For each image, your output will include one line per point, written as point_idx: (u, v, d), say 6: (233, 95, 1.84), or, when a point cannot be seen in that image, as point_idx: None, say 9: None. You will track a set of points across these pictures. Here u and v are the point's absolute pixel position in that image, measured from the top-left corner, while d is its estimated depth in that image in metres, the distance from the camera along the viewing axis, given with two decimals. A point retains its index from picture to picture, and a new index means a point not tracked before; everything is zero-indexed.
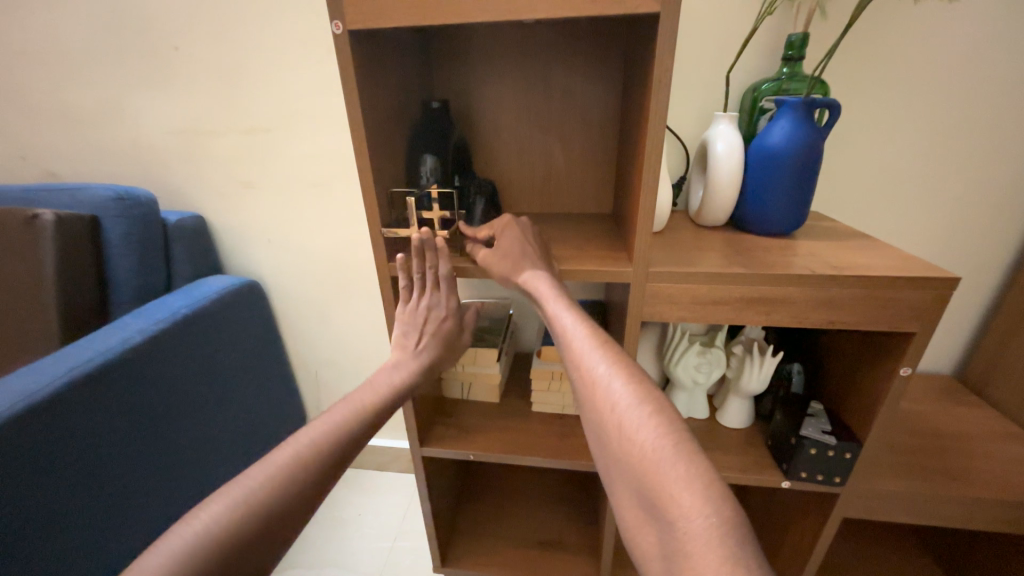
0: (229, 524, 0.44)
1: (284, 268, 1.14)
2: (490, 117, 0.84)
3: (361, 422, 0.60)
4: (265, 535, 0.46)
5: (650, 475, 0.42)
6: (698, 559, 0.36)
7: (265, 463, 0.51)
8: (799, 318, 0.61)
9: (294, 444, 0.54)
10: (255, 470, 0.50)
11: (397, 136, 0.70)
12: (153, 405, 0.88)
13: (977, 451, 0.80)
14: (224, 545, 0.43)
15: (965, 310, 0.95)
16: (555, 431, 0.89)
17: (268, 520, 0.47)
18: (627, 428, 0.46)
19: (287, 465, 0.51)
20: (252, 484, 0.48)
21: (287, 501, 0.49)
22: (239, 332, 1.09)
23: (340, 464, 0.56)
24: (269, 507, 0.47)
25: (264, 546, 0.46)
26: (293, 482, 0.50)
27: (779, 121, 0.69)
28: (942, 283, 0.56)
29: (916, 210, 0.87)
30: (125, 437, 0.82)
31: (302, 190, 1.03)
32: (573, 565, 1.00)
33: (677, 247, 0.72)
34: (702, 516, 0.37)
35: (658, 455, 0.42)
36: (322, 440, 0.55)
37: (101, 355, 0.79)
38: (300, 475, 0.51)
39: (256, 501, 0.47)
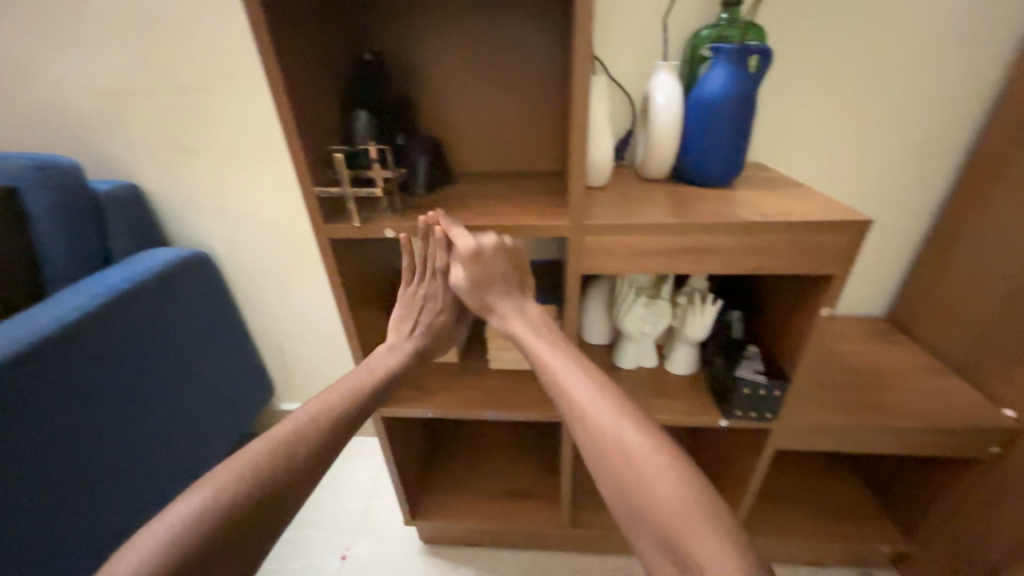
0: (233, 499, 0.45)
1: (233, 238, 1.10)
2: (430, 70, 0.81)
3: (357, 399, 0.61)
4: (270, 511, 0.47)
5: (654, 479, 0.45)
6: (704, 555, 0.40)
7: (265, 438, 0.52)
8: (729, 265, 0.64)
9: (292, 420, 0.54)
10: (256, 445, 0.51)
11: (326, 91, 0.66)
12: (100, 382, 0.86)
13: (897, 384, 0.87)
14: (229, 513, 0.45)
15: (897, 255, 1.00)
16: (511, 387, 0.92)
17: (269, 493, 0.48)
18: (636, 437, 0.49)
19: (289, 439, 0.52)
20: (252, 458, 0.49)
21: (290, 476, 0.50)
22: (189, 305, 1.06)
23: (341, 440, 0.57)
24: (271, 482, 0.48)
25: (269, 522, 0.47)
26: (296, 458, 0.51)
27: (715, 70, 0.69)
28: (858, 227, 0.59)
29: (854, 160, 0.90)
30: (72, 414, 0.81)
31: (243, 154, 0.99)
32: (536, 510, 1.07)
33: (618, 201, 0.73)
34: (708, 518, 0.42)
35: (669, 465, 0.46)
36: (321, 415, 0.56)
37: (35, 333, 0.77)
38: (302, 451, 0.52)
39: (257, 475, 0.48)
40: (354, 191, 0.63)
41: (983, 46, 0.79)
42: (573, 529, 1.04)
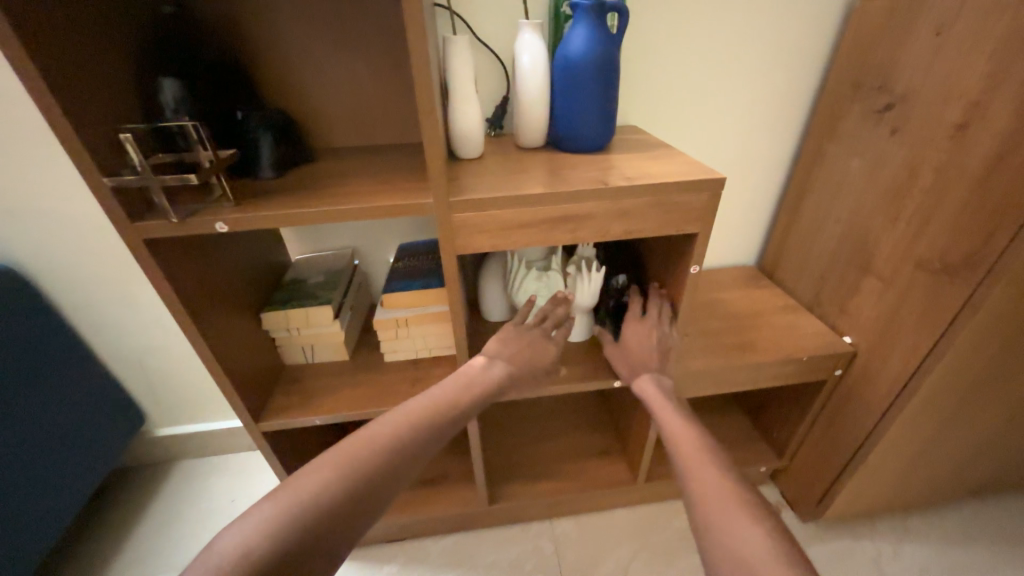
0: (286, 523, 0.44)
1: (45, 246, 0.89)
2: (261, 28, 0.68)
3: (432, 421, 0.59)
4: (328, 537, 0.46)
5: (723, 491, 0.51)
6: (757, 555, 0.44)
7: (331, 459, 0.51)
8: (602, 232, 0.63)
9: (355, 440, 0.54)
10: (316, 465, 0.50)
11: (110, 55, 0.53)
12: None
13: (764, 325, 0.96)
14: (288, 528, 0.44)
15: (760, 208, 1.09)
16: (410, 377, 0.87)
17: (329, 521, 0.47)
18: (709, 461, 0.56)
19: (358, 451, 0.52)
20: (316, 481, 0.48)
21: (347, 500, 0.48)
22: (5, 330, 0.84)
23: (412, 464, 0.55)
24: (331, 505, 0.47)
25: (330, 549, 0.46)
26: (355, 481, 0.50)
27: (576, 29, 0.66)
28: (714, 184, 0.61)
29: (718, 120, 0.95)
30: None
31: (33, 140, 0.79)
32: (456, 493, 1.05)
33: (492, 173, 0.69)
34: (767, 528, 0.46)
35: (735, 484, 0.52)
36: (393, 436, 0.55)
37: None
38: (360, 474, 0.51)
39: (315, 499, 0.47)
40: (163, 179, 0.51)
41: (814, 8, 0.85)
42: (493, 506, 1.04)
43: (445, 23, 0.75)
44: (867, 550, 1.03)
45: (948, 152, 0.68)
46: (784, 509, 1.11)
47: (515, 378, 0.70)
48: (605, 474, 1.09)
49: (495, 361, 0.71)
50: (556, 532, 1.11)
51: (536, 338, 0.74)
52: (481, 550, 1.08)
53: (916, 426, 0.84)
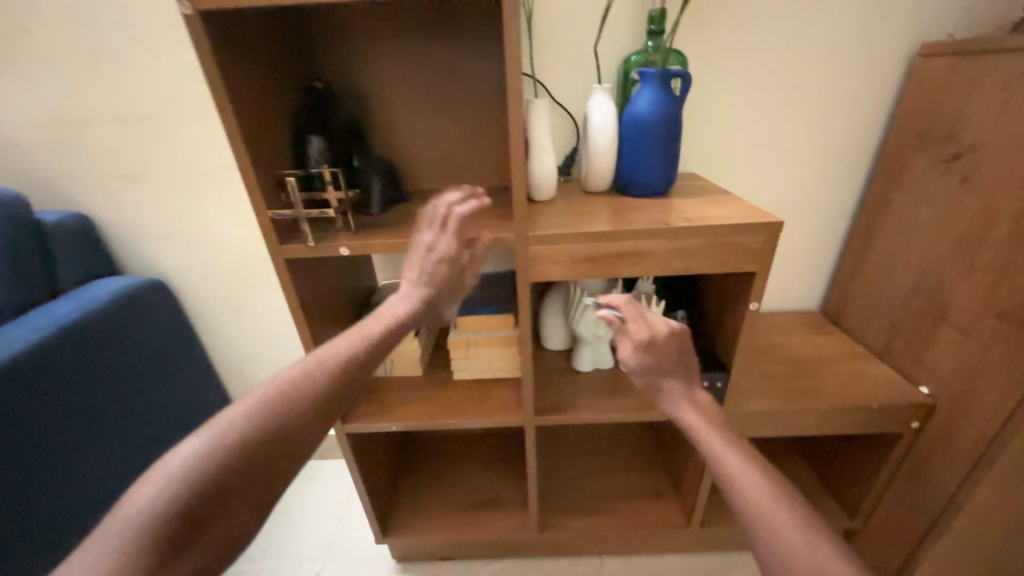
0: (203, 467, 0.43)
1: (188, 264, 1.09)
2: (381, 95, 0.84)
3: (349, 363, 0.57)
4: (248, 478, 0.45)
5: (770, 493, 0.50)
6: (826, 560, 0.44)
7: (240, 407, 0.48)
8: (663, 268, 0.69)
9: (266, 387, 0.51)
10: (226, 415, 0.47)
11: (278, 120, 0.69)
12: (46, 418, 0.82)
13: (829, 370, 0.94)
14: (198, 481, 0.42)
15: (822, 253, 1.10)
16: (475, 395, 0.94)
17: (242, 468, 0.45)
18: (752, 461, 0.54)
19: (268, 399, 0.49)
20: (228, 427, 0.46)
21: (266, 443, 0.47)
22: (145, 334, 1.04)
23: (334, 405, 0.54)
24: (246, 449, 0.45)
25: (254, 490, 0.45)
26: (271, 427, 0.48)
27: (643, 91, 0.76)
28: (771, 228, 0.66)
29: (778, 169, 0.99)
30: (15, 453, 0.77)
31: (196, 180, 0.99)
32: (507, 517, 1.08)
33: (563, 213, 0.78)
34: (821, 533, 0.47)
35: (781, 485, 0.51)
36: (311, 378, 0.53)
37: None
38: (279, 419, 0.49)
39: (228, 444, 0.45)
40: (307, 212, 0.66)
41: (874, 67, 0.90)
42: (543, 534, 1.05)
43: (527, 88, 0.88)
44: None
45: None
46: None
47: (425, 312, 0.67)
48: (657, 515, 1.07)
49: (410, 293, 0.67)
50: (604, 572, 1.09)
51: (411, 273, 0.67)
52: None
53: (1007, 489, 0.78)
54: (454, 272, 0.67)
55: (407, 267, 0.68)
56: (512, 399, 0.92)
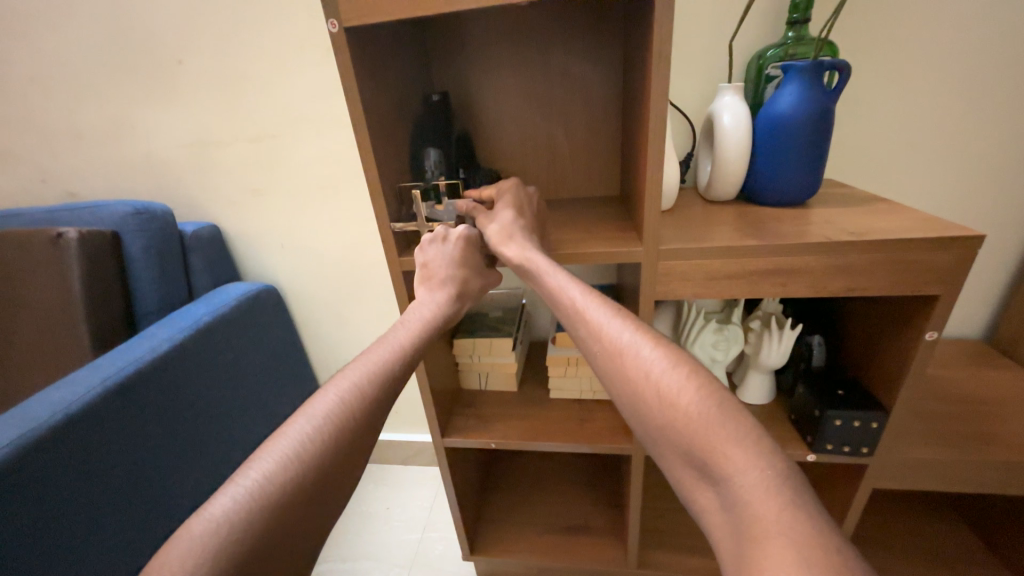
0: (234, 536, 0.38)
1: (299, 272, 1.16)
2: (491, 104, 0.83)
3: (387, 378, 0.54)
4: (288, 538, 0.41)
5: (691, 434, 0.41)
6: (760, 513, 0.34)
7: (268, 460, 0.43)
8: (816, 288, 0.60)
9: (295, 432, 0.46)
10: (253, 469, 0.42)
11: (400, 132, 0.70)
12: (180, 412, 0.90)
13: (1011, 415, 0.78)
14: (253, 523, 0.39)
15: (991, 272, 0.92)
16: (575, 416, 0.89)
17: (295, 508, 0.42)
18: (657, 395, 0.45)
19: (314, 429, 0.47)
20: (257, 484, 0.41)
21: (301, 497, 0.43)
22: (262, 335, 1.12)
23: (365, 439, 0.50)
24: (279, 508, 0.41)
25: (291, 550, 0.41)
26: (305, 476, 0.43)
27: (786, 88, 0.67)
28: (966, 243, 0.54)
29: (939, 172, 0.84)
30: (158, 440, 0.85)
31: (310, 192, 1.05)
32: (600, 547, 1.02)
33: (687, 224, 0.71)
34: (744, 469, 0.37)
35: (698, 416, 0.41)
36: (341, 414, 0.49)
37: (135, 362, 0.83)
38: (317, 466, 0.45)
39: (261, 505, 0.40)
40: (430, 225, 0.67)
41: None
42: (641, 570, 0.97)
43: None
44: None
45: None
46: None
47: (460, 294, 0.66)
48: None
49: (436, 290, 0.65)
50: None
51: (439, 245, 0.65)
52: None
53: None
54: (472, 247, 0.67)
55: (418, 282, 0.66)
56: (616, 423, 0.86)
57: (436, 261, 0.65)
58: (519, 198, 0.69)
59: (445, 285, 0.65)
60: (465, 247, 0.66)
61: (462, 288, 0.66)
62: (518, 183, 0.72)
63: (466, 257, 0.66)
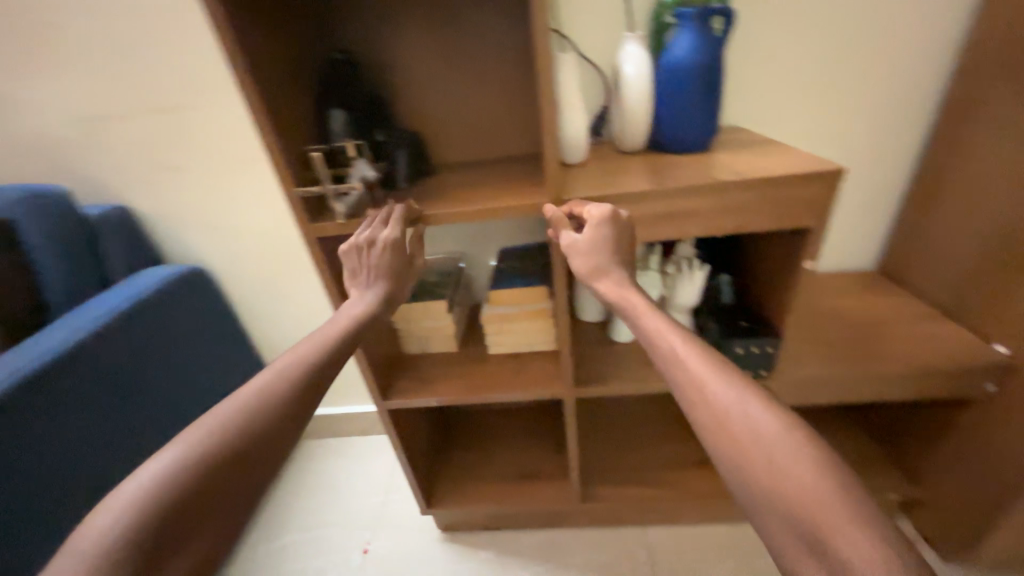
0: (149, 506, 0.41)
1: (225, 250, 1.12)
2: (402, 62, 0.81)
3: (310, 370, 0.56)
4: (198, 516, 0.44)
5: (803, 509, 0.40)
6: (832, 523, 0.38)
7: (182, 446, 0.46)
8: (709, 228, 0.65)
9: (215, 419, 0.49)
10: (173, 448, 0.46)
11: (298, 94, 0.68)
12: (107, 402, 0.87)
13: (891, 332, 0.88)
14: (163, 502, 0.42)
15: (882, 206, 1.00)
16: (512, 369, 0.93)
17: (203, 490, 0.44)
18: (764, 450, 0.43)
19: (228, 418, 0.49)
20: (175, 461, 0.45)
21: (219, 472, 0.46)
22: (194, 318, 1.08)
23: (289, 423, 0.52)
24: (197, 481, 0.44)
25: (208, 524, 0.44)
26: (218, 458, 0.46)
27: (680, 35, 0.69)
28: (833, 176, 0.60)
29: (831, 114, 0.90)
30: (83, 432, 0.82)
31: (224, 165, 1.00)
32: (549, 488, 1.09)
33: (597, 175, 0.73)
34: (847, 525, 0.38)
35: (812, 482, 0.40)
36: (264, 399, 0.52)
37: (48, 354, 0.79)
38: (228, 450, 0.47)
39: (178, 478, 0.44)
40: (334, 188, 0.64)
41: None
42: (585, 505, 1.05)
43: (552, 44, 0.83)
44: None
45: None
46: (921, 545, 0.98)
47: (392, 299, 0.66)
48: (703, 485, 1.05)
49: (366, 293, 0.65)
50: (650, 541, 1.09)
51: (364, 250, 0.64)
52: (572, 549, 1.09)
53: None
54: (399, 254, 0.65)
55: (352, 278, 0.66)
56: (550, 372, 0.91)
57: (364, 265, 0.65)
58: (617, 234, 0.61)
59: (375, 287, 0.65)
60: (389, 255, 0.64)
61: (393, 292, 0.67)
62: (616, 210, 0.61)
63: (393, 262, 0.65)
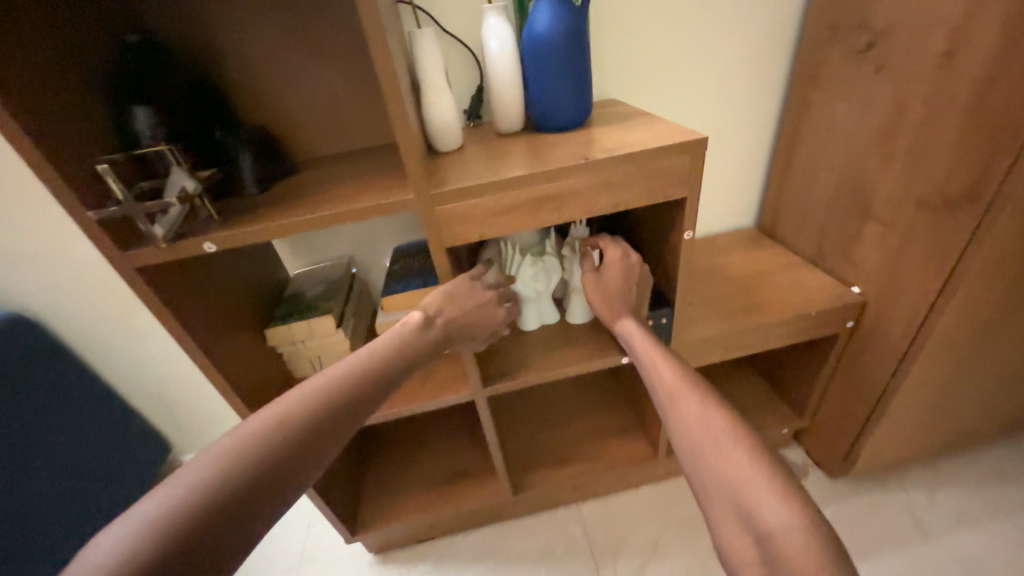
0: (165, 525, 0.41)
1: (55, 288, 0.96)
2: (229, 45, 0.68)
3: (351, 386, 0.58)
4: (219, 526, 0.43)
5: (738, 493, 0.45)
6: (760, 503, 0.43)
7: (217, 450, 0.47)
8: (588, 209, 0.63)
9: (253, 425, 0.50)
10: (208, 459, 0.46)
11: (79, 91, 0.54)
12: None
13: (768, 285, 0.95)
14: (187, 506, 0.43)
15: (752, 168, 1.07)
16: (419, 376, 0.87)
17: (229, 499, 0.44)
18: (713, 439, 0.50)
19: (267, 425, 0.50)
20: (211, 473, 0.45)
21: (256, 486, 0.46)
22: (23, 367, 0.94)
23: (320, 439, 0.52)
24: (231, 494, 0.45)
25: (229, 533, 0.43)
26: (251, 464, 0.47)
27: (539, 6, 0.65)
28: (696, 146, 0.60)
29: (700, 83, 0.93)
30: None
31: (26, 188, 0.84)
32: (479, 486, 1.06)
33: (473, 161, 0.68)
34: (770, 501, 0.42)
35: (746, 469, 0.45)
36: (306, 414, 0.53)
37: None
38: (260, 457, 0.48)
39: (212, 490, 0.44)
40: (142, 206, 0.52)
41: None
42: (516, 496, 1.04)
43: (409, 18, 0.74)
44: (899, 501, 1.01)
45: (935, 82, 0.67)
46: (811, 469, 1.10)
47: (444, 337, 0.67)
48: (625, 453, 1.09)
49: (422, 329, 0.65)
50: (583, 516, 1.11)
51: (441, 293, 0.68)
52: (510, 541, 1.09)
53: (933, 368, 0.82)
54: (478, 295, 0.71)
55: (425, 306, 0.66)
56: (458, 374, 0.86)
57: (439, 299, 0.67)
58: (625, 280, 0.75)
59: (433, 326, 0.66)
60: (471, 294, 0.70)
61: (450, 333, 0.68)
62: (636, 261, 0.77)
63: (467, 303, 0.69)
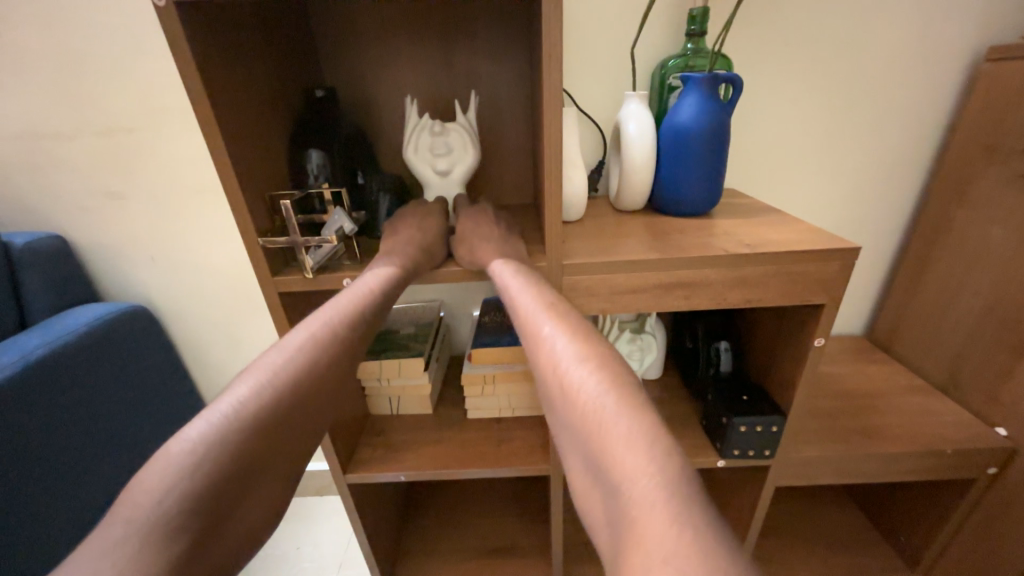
0: (162, 523, 0.35)
1: (174, 289, 1.02)
2: (390, 103, 0.74)
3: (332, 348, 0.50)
4: (226, 512, 0.39)
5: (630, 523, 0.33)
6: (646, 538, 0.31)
7: (202, 425, 0.40)
8: (717, 300, 0.60)
9: (234, 398, 0.43)
10: (195, 438, 0.39)
11: (274, 129, 0.60)
12: (45, 448, 0.79)
13: (887, 406, 0.85)
14: (183, 499, 0.36)
15: (871, 273, 1.00)
16: (493, 438, 0.83)
17: (227, 483, 0.39)
18: (604, 443, 0.37)
19: (250, 397, 0.43)
20: (154, 512, 0.35)
21: (209, 515, 0.37)
22: (139, 355, 0.99)
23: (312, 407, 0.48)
24: (181, 530, 0.36)
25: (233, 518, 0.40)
26: (246, 441, 0.41)
27: (686, 98, 0.67)
28: (847, 253, 0.56)
29: (825, 183, 0.90)
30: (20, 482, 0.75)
31: (184, 197, 0.92)
32: (527, 566, 0.98)
33: (597, 235, 0.68)
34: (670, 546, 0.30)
35: (644, 496, 0.33)
36: (251, 413, 0.42)
37: None
38: (255, 433, 0.42)
39: (192, 490, 0.37)
40: (305, 240, 0.56)
41: (935, 73, 0.81)
42: None
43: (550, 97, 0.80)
44: None
45: None
46: None
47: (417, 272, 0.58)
48: None
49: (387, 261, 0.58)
50: None
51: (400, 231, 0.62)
52: None
53: None
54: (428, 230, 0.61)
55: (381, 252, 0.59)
56: (536, 443, 0.81)
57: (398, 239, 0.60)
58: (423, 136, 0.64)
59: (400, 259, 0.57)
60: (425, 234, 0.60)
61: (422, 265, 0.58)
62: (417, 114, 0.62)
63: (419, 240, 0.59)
